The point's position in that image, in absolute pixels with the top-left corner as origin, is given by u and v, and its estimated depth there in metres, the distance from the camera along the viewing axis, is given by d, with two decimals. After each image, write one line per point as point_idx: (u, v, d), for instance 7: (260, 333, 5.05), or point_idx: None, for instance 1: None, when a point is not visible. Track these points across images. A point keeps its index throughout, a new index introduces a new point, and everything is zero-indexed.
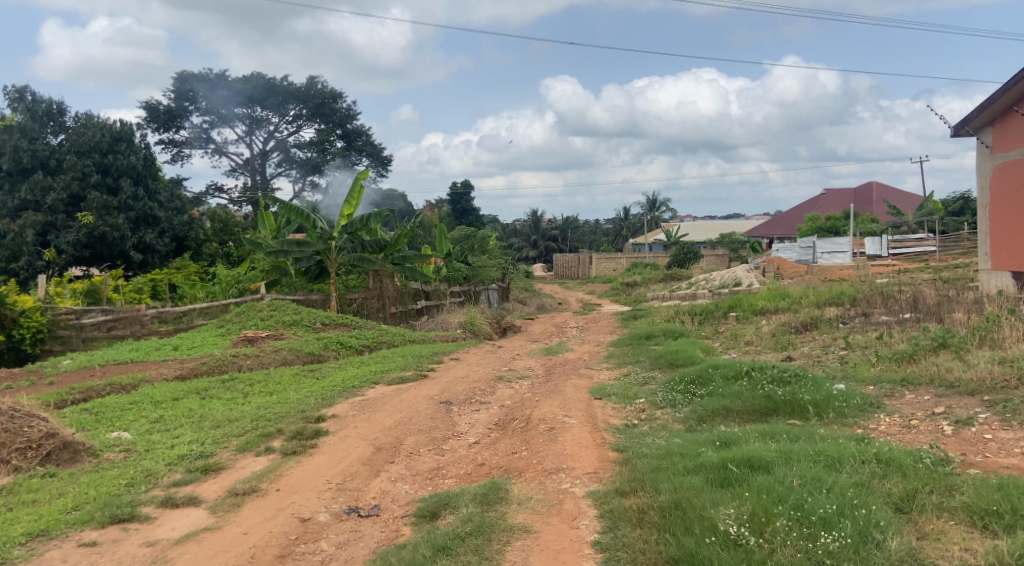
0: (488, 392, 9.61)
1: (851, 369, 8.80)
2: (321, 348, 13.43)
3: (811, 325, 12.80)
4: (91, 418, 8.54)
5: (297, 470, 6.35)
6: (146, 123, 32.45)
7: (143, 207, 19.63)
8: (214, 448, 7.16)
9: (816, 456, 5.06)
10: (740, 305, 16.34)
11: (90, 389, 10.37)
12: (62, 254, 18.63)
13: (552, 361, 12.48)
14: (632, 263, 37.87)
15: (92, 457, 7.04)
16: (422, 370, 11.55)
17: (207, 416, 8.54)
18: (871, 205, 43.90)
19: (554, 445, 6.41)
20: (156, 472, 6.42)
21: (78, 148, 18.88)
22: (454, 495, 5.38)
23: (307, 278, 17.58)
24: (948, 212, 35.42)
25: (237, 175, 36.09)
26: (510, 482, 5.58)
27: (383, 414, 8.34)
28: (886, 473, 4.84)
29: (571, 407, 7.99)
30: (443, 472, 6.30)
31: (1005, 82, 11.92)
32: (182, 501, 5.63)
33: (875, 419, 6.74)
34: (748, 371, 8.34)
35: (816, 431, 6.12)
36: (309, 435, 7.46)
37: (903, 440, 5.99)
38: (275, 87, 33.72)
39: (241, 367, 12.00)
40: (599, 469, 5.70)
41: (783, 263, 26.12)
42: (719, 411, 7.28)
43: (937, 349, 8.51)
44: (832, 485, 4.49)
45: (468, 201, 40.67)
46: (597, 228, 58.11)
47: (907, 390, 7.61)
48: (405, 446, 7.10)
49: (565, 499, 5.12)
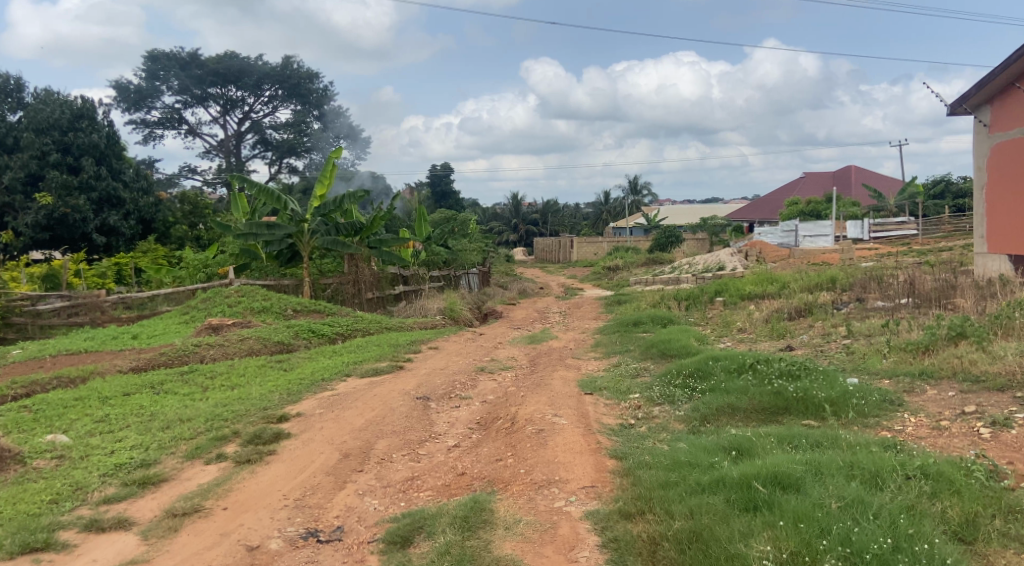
0: (469, 385, 8.87)
1: (862, 361, 8.11)
2: (291, 337, 12.58)
3: (805, 310, 12.18)
4: (29, 418, 7.70)
5: (251, 483, 5.55)
6: (115, 103, 31.24)
7: (106, 187, 18.44)
8: (158, 454, 6.32)
9: (850, 469, 4.34)
10: (727, 289, 15.71)
11: (34, 384, 9.48)
12: (20, 236, 17.62)
13: (536, 349, 11.74)
14: (613, 246, 37.13)
15: (19, 466, 6.20)
16: (398, 361, 10.76)
17: (159, 414, 7.71)
18: (850, 189, 43.58)
19: (544, 451, 5.64)
20: (86, 485, 5.58)
21: (37, 125, 17.80)
22: (430, 516, 4.61)
23: (279, 262, 16.63)
24: (929, 195, 35.11)
25: (210, 156, 34.85)
26: (494, 498, 4.82)
27: (353, 412, 7.53)
28: (936, 491, 4.12)
29: (559, 405, 7.22)
30: (418, 483, 5.52)
31: (1006, 58, 11.20)
32: (110, 524, 4.80)
33: (899, 418, 6.08)
34: (753, 364, 7.60)
35: (839, 434, 5.40)
36: (268, 438, 6.63)
37: (939, 446, 5.33)
38: (249, 67, 32.42)
39: (204, 358, 11.11)
40: (597, 482, 4.96)
41: (765, 246, 25.52)
42: (724, 410, 6.57)
43: (955, 339, 7.85)
44: (878, 508, 3.83)
45: (448, 183, 39.72)
46: (578, 213, 57.53)
47: (927, 385, 6.93)
48: (375, 450, 6.30)
49: (560, 522, 4.36)
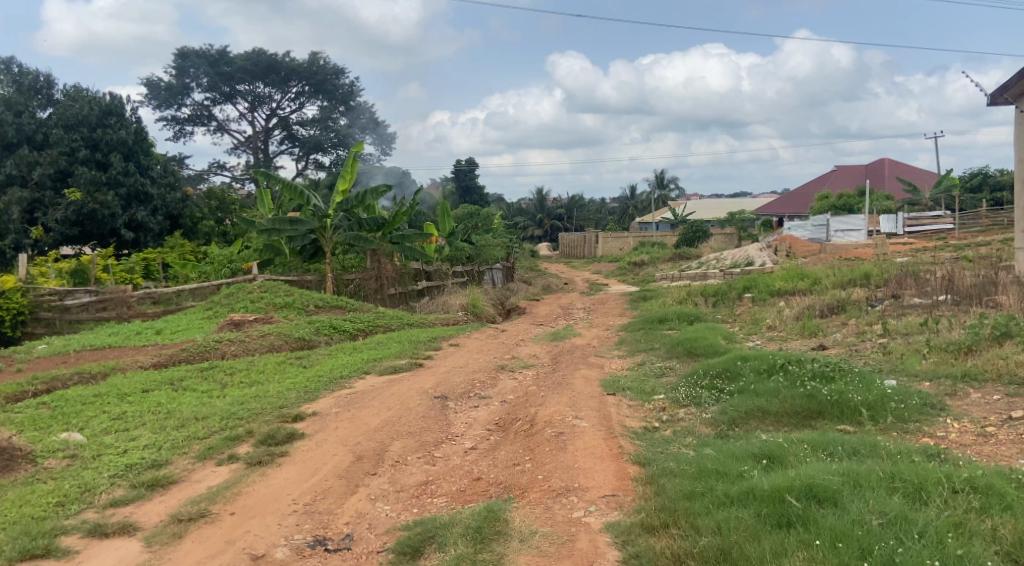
0: (489, 384, 8.65)
1: (900, 361, 7.73)
2: (313, 333, 12.45)
3: (837, 308, 11.75)
4: (47, 415, 7.64)
5: (260, 487, 5.37)
6: (147, 100, 31.56)
7: (134, 183, 18.50)
8: (170, 455, 6.19)
9: (890, 481, 4.03)
10: (755, 285, 15.30)
11: (55, 380, 9.45)
12: (50, 232, 17.73)
13: (559, 347, 11.49)
14: (640, 241, 36.67)
15: (30, 465, 6.10)
16: (418, 358, 10.57)
17: (175, 412, 7.59)
18: (883, 181, 42.61)
19: (563, 456, 5.41)
20: (94, 487, 5.46)
21: (66, 122, 18.00)
22: (442, 525, 4.40)
23: (303, 257, 16.55)
24: (965, 189, 34.16)
25: (238, 153, 35.08)
26: (510, 506, 4.60)
27: (369, 412, 7.35)
28: (985, 506, 3.79)
29: (581, 406, 6.96)
30: (432, 488, 5.32)
31: None
32: (113, 529, 4.67)
33: (940, 424, 5.74)
34: (784, 365, 7.27)
35: (878, 441, 5.08)
36: (282, 438, 6.46)
37: (985, 455, 5.00)
38: (277, 64, 32.49)
39: (225, 354, 11.02)
40: (618, 491, 4.70)
41: (795, 241, 24.97)
42: (755, 414, 6.27)
43: (999, 339, 7.45)
44: (924, 526, 3.55)
45: (472, 178, 39.52)
46: (604, 208, 57.09)
47: (971, 388, 6.56)
48: (390, 453, 6.11)
49: (578, 535, 4.12)
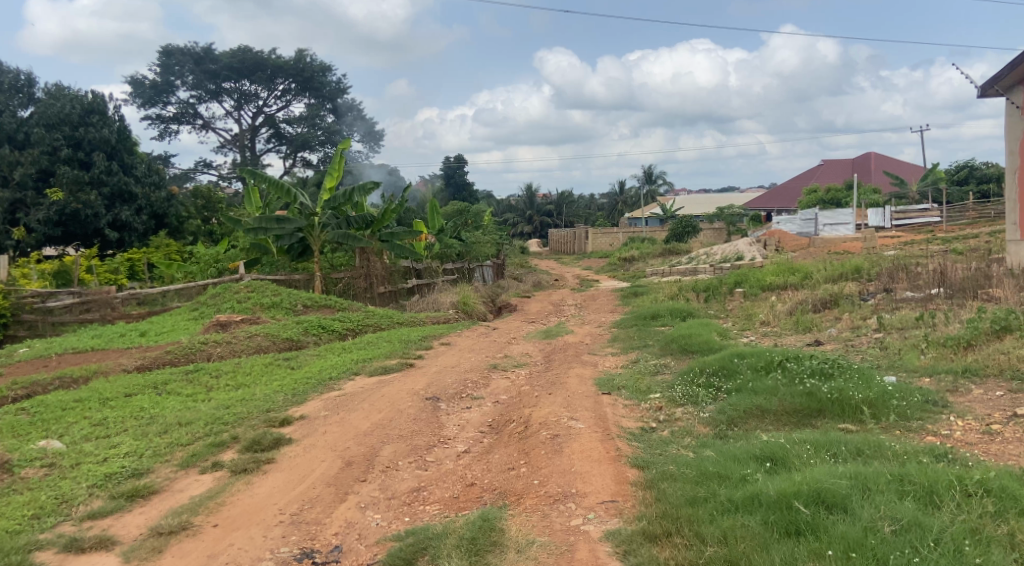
0: (481, 384, 8.47)
1: (899, 357, 7.60)
2: (301, 333, 12.22)
3: (830, 302, 11.64)
4: (26, 421, 7.40)
5: (245, 495, 5.18)
6: (131, 99, 31.11)
7: (118, 182, 18.16)
8: (152, 463, 5.97)
9: (901, 484, 3.88)
10: (747, 280, 15.18)
11: (35, 385, 9.18)
12: (32, 233, 17.36)
13: (550, 345, 11.31)
14: (629, 237, 36.54)
15: (7, 475, 5.88)
16: (409, 358, 10.38)
17: (159, 418, 7.36)
18: (870, 175, 42.70)
19: (559, 460, 5.23)
20: (72, 498, 5.24)
21: (47, 121, 17.56)
22: (435, 535, 4.23)
23: (290, 256, 16.31)
24: (952, 181, 34.26)
25: (225, 151, 34.69)
26: (505, 514, 4.42)
27: (359, 415, 7.16)
28: (1000, 510, 3.65)
29: (576, 406, 6.79)
30: (424, 495, 5.13)
31: None
32: (90, 544, 4.48)
33: (944, 421, 5.61)
34: (782, 361, 7.11)
35: (882, 440, 4.93)
36: (268, 444, 6.26)
37: (992, 454, 4.86)
38: (263, 61, 32.08)
39: (210, 356, 10.78)
40: (617, 497, 4.53)
41: (785, 236, 24.89)
42: (754, 413, 6.12)
43: (999, 333, 7.32)
44: (940, 533, 3.42)
45: (462, 175, 39.25)
46: (593, 203, 56.95)
47: (973, 384, 6.44)
48: (380, 457, 5.92)
49: (577, 544, 3.95)
